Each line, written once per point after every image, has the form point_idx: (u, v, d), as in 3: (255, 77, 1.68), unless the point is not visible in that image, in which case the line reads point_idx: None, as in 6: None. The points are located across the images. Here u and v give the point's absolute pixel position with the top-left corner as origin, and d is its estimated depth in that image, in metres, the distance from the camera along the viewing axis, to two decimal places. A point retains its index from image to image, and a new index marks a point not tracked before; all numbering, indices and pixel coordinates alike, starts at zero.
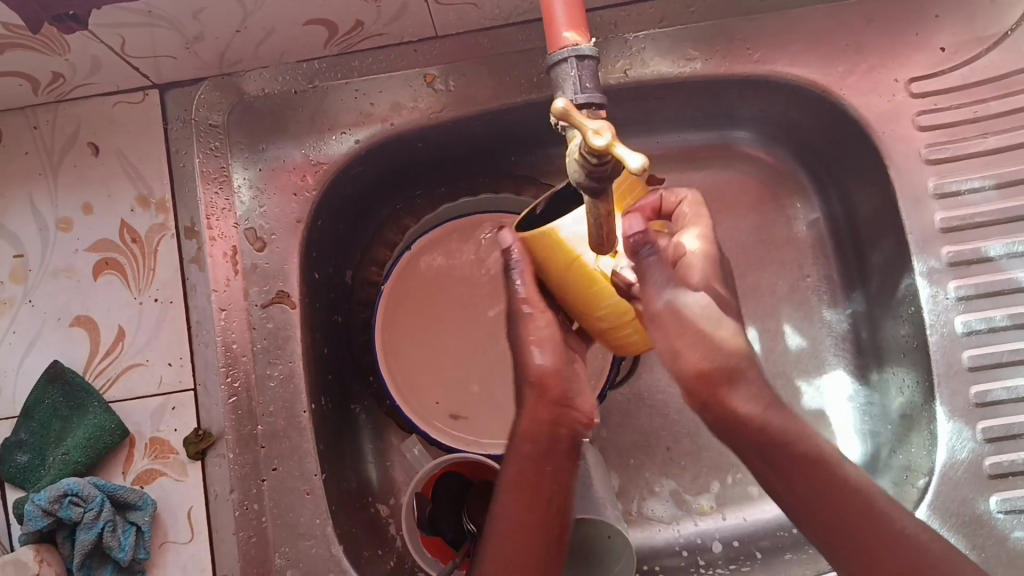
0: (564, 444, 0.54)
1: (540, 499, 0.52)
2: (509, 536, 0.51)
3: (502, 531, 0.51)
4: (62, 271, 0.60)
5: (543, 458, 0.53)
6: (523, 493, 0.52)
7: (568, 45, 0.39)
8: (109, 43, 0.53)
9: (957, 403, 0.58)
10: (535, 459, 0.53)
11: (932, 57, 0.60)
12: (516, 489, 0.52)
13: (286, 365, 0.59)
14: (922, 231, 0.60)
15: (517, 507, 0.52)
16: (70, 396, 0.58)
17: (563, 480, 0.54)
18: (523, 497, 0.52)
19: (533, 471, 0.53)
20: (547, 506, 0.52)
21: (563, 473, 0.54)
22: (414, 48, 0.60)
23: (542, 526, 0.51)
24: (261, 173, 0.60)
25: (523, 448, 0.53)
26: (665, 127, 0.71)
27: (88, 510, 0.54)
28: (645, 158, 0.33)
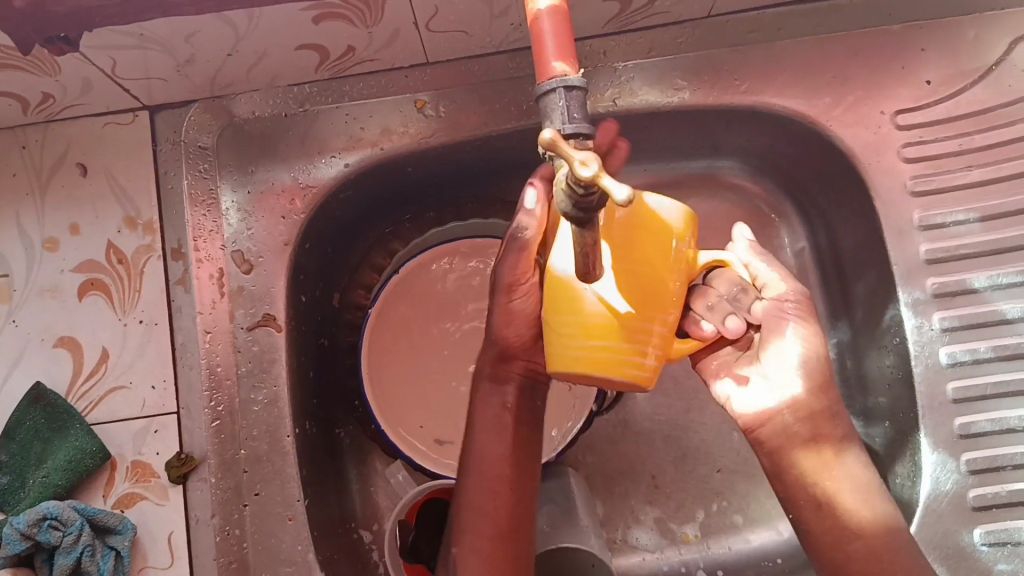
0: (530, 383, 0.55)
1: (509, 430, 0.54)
2: (479, 465, 0.53)
3: (469, 463, 0.54)
4: (47, 291, 0.59)
5: (508, 394, 0.54)
6: (488, 425, 0.54)
7: (557, 75, 0.39)
8: (100, 65, 0.53)
9: (941, 435, 0.58)
10: (495, 393, 0.55)
11: (917, 91, 0.61)
12: (479, 421, 0.54)
13: (271, 389, 0.59)
14: (907, 263, 0.60)
15: (484, 438, 0.54)
16: (52, 418, 0.57)
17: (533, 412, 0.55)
18: (490, 428, 0.54)
19: (499, 407, 0.54)
20: (513, 434, 0.54)
21: (533, 407, 0.55)
22: (405, 74, 0.60)
23: (511, 453, 0.53)
24: (250, 196, 0.60)
25: (484, 386, 0.55)
26: (653, 156, 0.71)
27: (67, 534, 0.54)
28: (630, 190, 0.33)
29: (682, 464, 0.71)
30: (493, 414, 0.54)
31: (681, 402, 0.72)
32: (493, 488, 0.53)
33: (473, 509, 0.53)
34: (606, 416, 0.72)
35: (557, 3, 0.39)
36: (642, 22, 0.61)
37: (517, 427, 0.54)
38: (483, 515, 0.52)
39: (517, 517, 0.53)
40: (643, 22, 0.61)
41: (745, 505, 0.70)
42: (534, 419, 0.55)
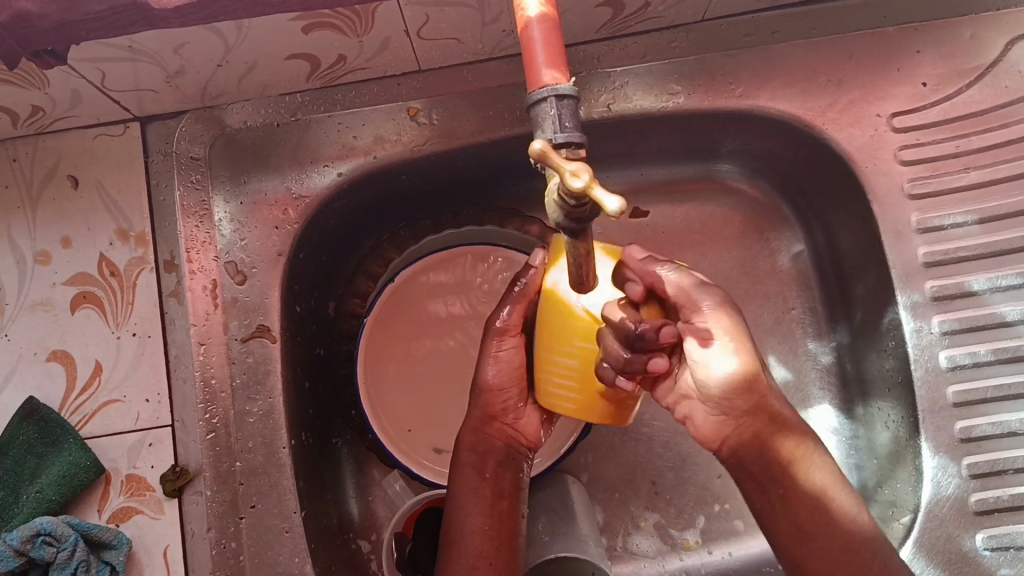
0: (507, 455, 0.55)
1: (490, 504, 0.54)
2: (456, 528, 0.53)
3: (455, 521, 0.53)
4: (38, 305, 0.59)
5: (486, 464, 0.55)
6: (470, 487, 0.54)
7: (549, 84, 0.38)
8: (89, 78, 0.53)
9: (942, 439, 0.58)
10: (474, 467, 0.55)
11: (913, 93, 0.61)
12: (461, 497, 0.54)
13: (266, 400, 0.58)
14: (906, 265, 0.60)
15: (466, 512, 0.53)
16: (45, 432, 0.57)
17: (513, 485, 0.55)
18: (470, 503, 0.53)
19: (477, 479, 0.54)
20: (494, 508, 0.54)
21: (512, 479, 0.55)
22: (399, 82, 0.61)
23: (493, 527, 0.53)
24: (243, 206, 0.60)
25: (462, 457, 0.55)
26: (650, 160, 0.71)
27: (61, 550, 0.53)
28: (622, 201, 0.32)
29: (681, 469, 0.71)
30: (472, 487, 0.54)
31: None
32: (474, 564, 0.52)
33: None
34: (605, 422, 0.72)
35: (546, 10, 0.39)
36: (636, 27, 0.60)
37: (498, 500, 0.54)
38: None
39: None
40: (636, 27, 0.60)
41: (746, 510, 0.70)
42: (513, 492, 0.55)
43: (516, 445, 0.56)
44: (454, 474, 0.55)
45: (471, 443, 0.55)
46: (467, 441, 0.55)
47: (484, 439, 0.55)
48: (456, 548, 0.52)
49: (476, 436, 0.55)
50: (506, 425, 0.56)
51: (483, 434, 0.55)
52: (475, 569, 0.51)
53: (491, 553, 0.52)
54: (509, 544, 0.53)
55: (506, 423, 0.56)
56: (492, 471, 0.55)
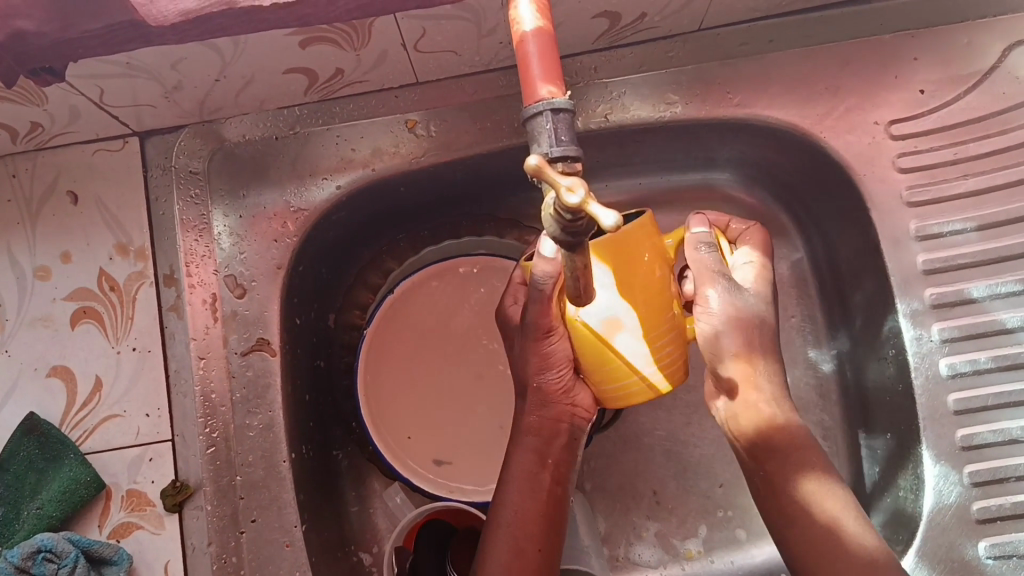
0: (571, 438, 0.56)
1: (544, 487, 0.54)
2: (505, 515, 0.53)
3: (504, 509, 0.54)
4: (39, 320, 0.59)
5: (550, 449, 0.55)
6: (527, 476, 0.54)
7: (544, 98, 0.38)
8: (88, 94, 0.53)
9: (942, 447, 0.57)
10: (538, 450, 0.55)
11: (910, 100, 0.61)
12: (516, 478, 0.54)
13: (266, 414, 0.59)
14: (904, 273, 0.60)
15: (519, 498, 0.54)
16: (45, 448, 0.57)
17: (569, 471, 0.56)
18: (527, 484, 0.54)
19: (538, 463, 0.55)
20: (550, 493, 0.54)
21: (570, 463, 0.56)
22: (396, 94, 0.60)
23: (546, 514, 0.54)
24: (242, 220, 0.60)
25: (526, 440, 0.55)
26: (647, 169, 0.71)
27: (62, 566, 0.53)
28: (617, 216, 0.32)
29: (683, 478, 0.71)
30: (530, 471, 0.55)
31: (679, 416, 0.71)
32: (524, 545, 0.52)
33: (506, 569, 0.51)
34: (606, 432, 0.71)
35: (542, 25, 0.39)
36: (632, 37, 0.60)
37: (554, 486, 0.55)
38: (508, 573, 0.51)
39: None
40: (633, 37, 0.60)
41: (749, 519, 0.70)
42: (567, 478, 0.56)
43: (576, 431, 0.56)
44: (511, 457, 0.56)
45: (535, 426, 0.55)
46: (530, 425, 0.55)
47: (551, 423, 0.55)
48: (504, 527, 0.53)
49: (538, 420, 0.55)
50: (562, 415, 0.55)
51: (547, 418, 0.55)
52: (523, 551, 0.52)
53: (541, 537, 0.53)
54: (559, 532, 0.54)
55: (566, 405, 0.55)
56: (553, 457, 0.55)
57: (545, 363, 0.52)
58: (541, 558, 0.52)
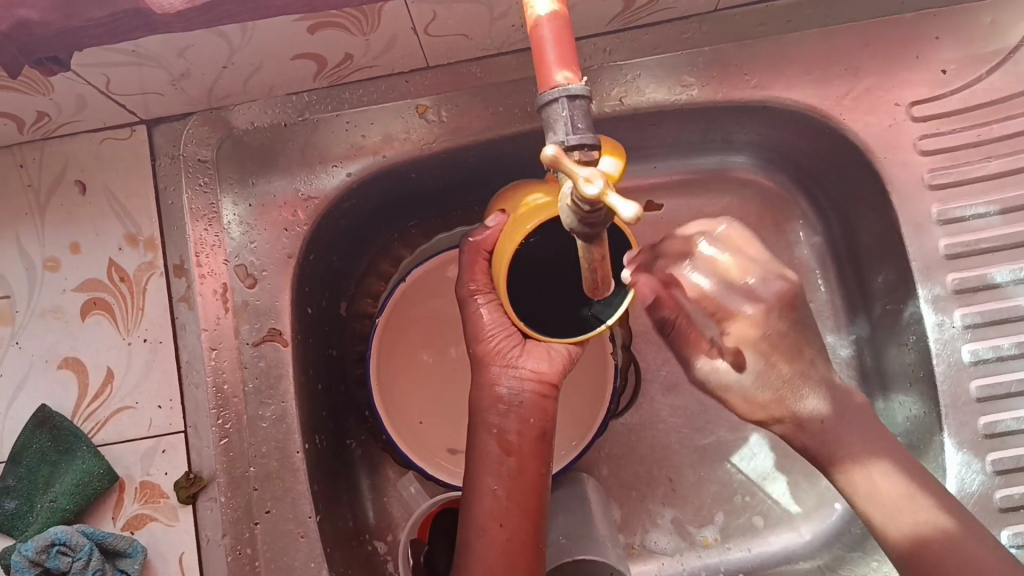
0: (519, 402, 0.52)
1: (498, 463, 0.52)
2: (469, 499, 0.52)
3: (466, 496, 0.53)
4: (49, 312, 0.58)
5: (500, 421, 0.52)
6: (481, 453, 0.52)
7: (560, 85, 0.37)
8: (94, 83, 0.52)
9: (965, 434, 0.56)
10: (486, 423, 0.53)
11: (932, 80, 0.59)
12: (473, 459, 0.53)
13: (279, 405, 0.58)
14: (926, 258, 0.59)
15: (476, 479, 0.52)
16: (58, 440, 0.56)
17: (531, 437, 0.52)
18: (482, 464, 0.52)
19: (492, 438, 0.52)
20: (507, 467, 0.52)
21: (528, 429, 0.52)
22: (406, 79, 0.59)
23: (506, 489, 0.51)
24: (252, 209, 0.59)
25: (478, 417, 0.53)
26: (662, 153, 0.70)
27: (76, 559, 0.53)
28: (638, 207, 0.32)
29: (699, 466, 0.70)
30: (486, 449, 0.52)
31: (696, 404, 0.70)
32: (484, 525, 0.51)
33: (477, 555, 0.51)
34: (621, 419, 0.71)
35: (557, 9, 0.38)
36: (647, 19, 0.59)
37: (513, 457, 0.52)
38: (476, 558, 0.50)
39: (514, 554, 0.50)
40: (648, 19, 0.59)
41: (766, 506, 0.69)
42: (532, 445, 0.52)
43: (534, 395, 0.52)
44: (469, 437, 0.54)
45: (482, 399, 0.53)
46: (477, 400, 0.53)
47: (492, 390, 0.53)
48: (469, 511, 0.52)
49: (482, 394, 0.53)
50: (512, 381, 0.53)
51: (493, 389, 0.53)
52: (486, 531, 0.51)
53: (501, 514, 0.51)
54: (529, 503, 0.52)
55: (506, 369, 0.53)
56: (500, 427, 0.52)
57: (477, 332, 0.54)
58: (506, 536, 0.51)
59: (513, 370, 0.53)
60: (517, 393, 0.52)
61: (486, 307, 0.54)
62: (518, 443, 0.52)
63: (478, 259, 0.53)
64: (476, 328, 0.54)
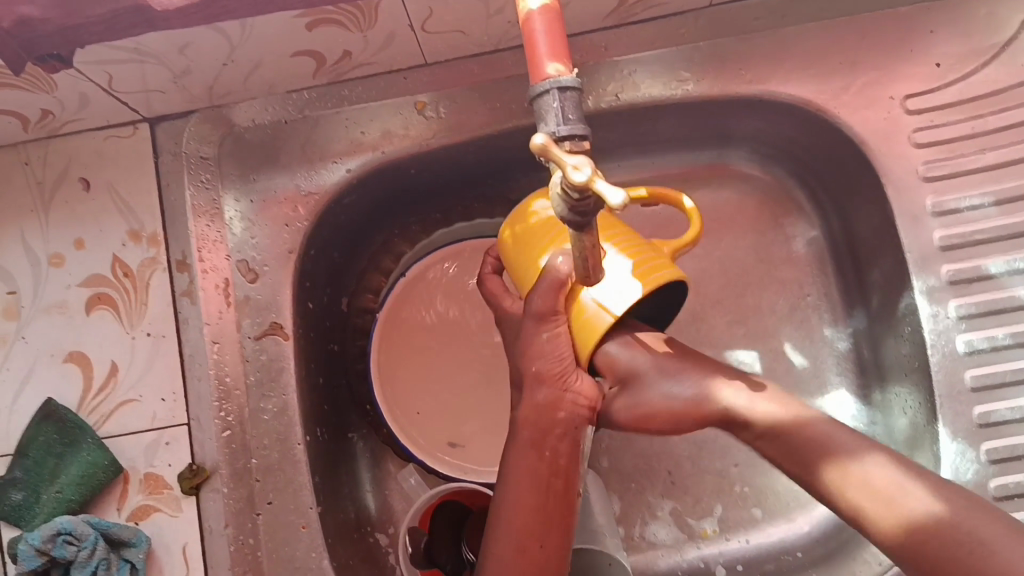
0: (569, 426, 0.51)
1: (542, 482, 0.51)
2: (507, 513, 0.51)
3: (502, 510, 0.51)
4: (54, 306, 0.59)
5: (547, 441, 0.51)
6: (525, 470, 0.51)
7: (551, 77, 0.38)
8: (97, 81, 0.53)
9: (960, 424, 0.57)
10: (535, 441, 0.51)
11: (927, 74, 0.60)
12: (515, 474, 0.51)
13: (281, 398, 0.59)
14: (921, 249, 0.59)
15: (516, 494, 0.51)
16: (63, 433, 0.57)
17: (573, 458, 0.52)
18: (524, 481, 0.51)
19: (536, 456, 0.51)
20: (550, 487, 0.51)
21: (572, 451, 0.51)
22: (404, 76, 0.60)
23: (545, 509, 0.51)
24: (253, 205, 0.60)
25: (523, 434, 0.51)
26: (660, 147, 0.70)
27: (82, 549, 0.54)
28: (625, 194, 0.32)
29: (698, 458, 0.70)
30: (529, 467, 0.51)
31: None
32: (522, 544, 0.50)
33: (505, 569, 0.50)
34: None
35: (549, 2, 0.38)
36: (643, 14, 0.59)
37: (553, 477, 0.51)
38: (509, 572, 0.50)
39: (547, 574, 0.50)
40: (643, 14, 0.59)
41: (764, 498, 0.70)
42: (571, 467, 0.52)
43: (583, 419, 0.51)
44: (510, 449, 0.52)
45: (531, 417, 0.51)
46: (526, 417, 0.51)
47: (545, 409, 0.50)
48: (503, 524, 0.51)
49: (533, 410, 0.51)
50: (565, 404, 0.50)
51: (545, 410, 0.51)
52: (521, 548, 0.50)
53: (541, 534, 0.50)
54: (562, 523, 0.51)
55: (562, 392, 0.50)
56: (550, 447, 0.51)
57: (538, 353, 0.49)
58: (542, 555, 0.50)
59: (570, 396, 0.50)
60: (570, 416, 0.51)
61: (551, 331, 0.49)
62: (563, 464, 0.51)
63: (556, 290, 0.47)
64: (537, 348, 0.49)
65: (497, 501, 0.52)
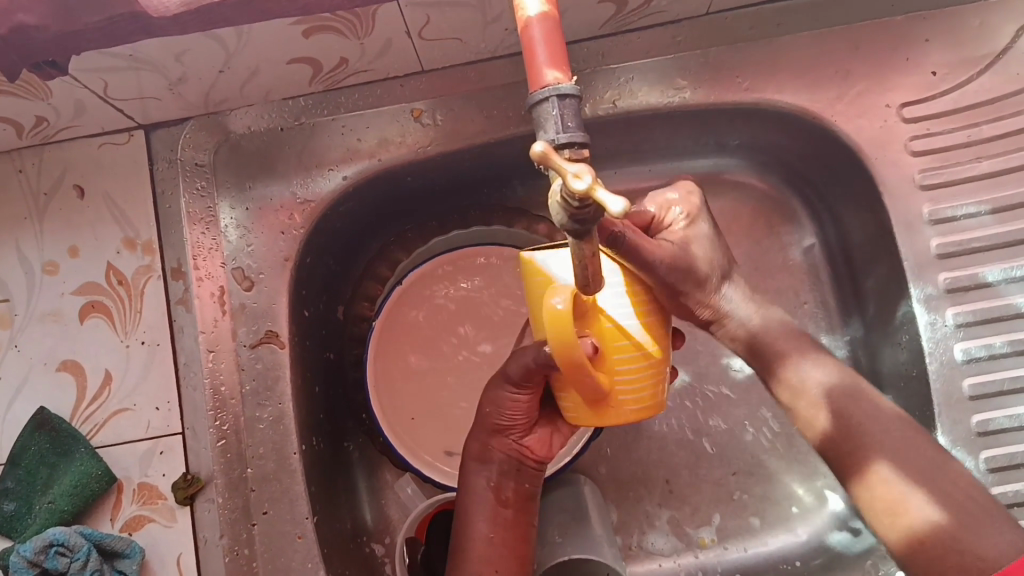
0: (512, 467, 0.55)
1: (497, 516, 0.54)
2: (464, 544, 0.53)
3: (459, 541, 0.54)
4: (48, 315, 0.59)
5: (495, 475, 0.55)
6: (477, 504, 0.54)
7: (551, 84, 0.38)
8: (92, 88, 0.53)
9: (958, 433, 0.57)
10: (484, 477, 0.55)
11: (923, 82, 0.60)
12: (468, 509, 0.54)
13: (276, 406, 0.59)
14: (918, 257, 0.59)
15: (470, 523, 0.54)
16: (56, 442, 0.57)
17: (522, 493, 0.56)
18: (479, 514, 0.54)
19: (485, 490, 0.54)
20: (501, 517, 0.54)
21: (520, 489, 0.55)
22: (401, 83, 0.59)
23: (499, 537, 0.54)
24: (249, 212, 0.60)
25: (473, 468, 0.55)
26: (656, 156, 0.70)
27: (75, 560, 0.53)
28: (625, 202, 0.32)
29: (695, 467, 0.70)
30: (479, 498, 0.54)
31: (692, 405, 0.71)
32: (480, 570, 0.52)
33: None
34: (618, 421, 0.71)
35: (547, 9, 0.39)
36: (640, 22, 0.59)
37: (503, 509, 0.54)
38: None
39: None
40: (640, 22, 0.59)
41: (762, 506, 0.69)
42: (519, 501, 0.55)
43: (528, 461, 0.55)
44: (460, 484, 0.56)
45: (477, 453, 0.55)
46: (471, 450, 0.55)
47: (489, 448, 0.55)
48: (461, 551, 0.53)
49: (479, 448, 0.55)
50: (511, 445, 0.54)
51: (493, 448, 0.54)
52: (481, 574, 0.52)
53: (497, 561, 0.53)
54: (517, 550, 0.54)
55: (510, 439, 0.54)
56: (498, 482, 0.55)
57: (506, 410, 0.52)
58: None
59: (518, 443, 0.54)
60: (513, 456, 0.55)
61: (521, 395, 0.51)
62: (509, 496, 0.55)
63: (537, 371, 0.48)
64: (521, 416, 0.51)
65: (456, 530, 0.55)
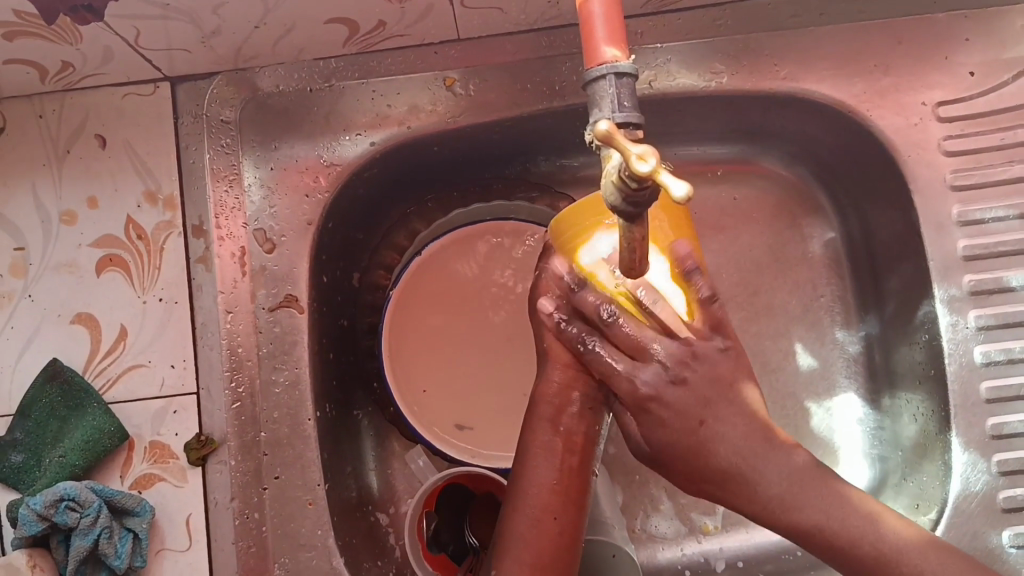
0: (585, 408, 0.51)
1: (560, 459, 0.51)
2: (526, 491, 0.51)
3: (520, 488, 0.51)
4: (63, 265, 0.58)
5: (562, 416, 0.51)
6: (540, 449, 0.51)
7: (607, 61, 0.37)
8: (124, 35, 0.52)
9: (972, 435, 0.57)
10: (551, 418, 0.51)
11: (960, 81, 0.59)
12: (537, 450, 0.51)
13: (292, 371, 0.58)
14: (944, 258, 0.59)
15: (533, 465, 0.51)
16: (68, 395, 0.56)
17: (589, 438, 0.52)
18: (535, 457, 0.51)
19: (552, 432, 0.51)
20: (565, 463, 0.51)
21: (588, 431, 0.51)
22: (435, 50, 0.58)
23: (562, 484, 0.50)
24: (273, 172, 0.59)
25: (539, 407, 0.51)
26: (684, 140, 0.70)
27: (84, 516, 0.52)
28: (689, 187, 0.31)
29: None
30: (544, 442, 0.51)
31: None
32: (538, 518, 0.50)
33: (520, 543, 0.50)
34: None
35: None
36: (681, 3, 0.59)
37: (568, 455, 0.51)
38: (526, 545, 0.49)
39: (562, 549, 0.50)
40: (682, 3, 0.59)
41: None
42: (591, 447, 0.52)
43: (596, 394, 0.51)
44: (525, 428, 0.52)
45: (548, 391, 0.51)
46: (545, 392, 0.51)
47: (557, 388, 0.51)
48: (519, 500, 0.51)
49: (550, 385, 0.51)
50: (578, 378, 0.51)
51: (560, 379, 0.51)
52: (539, 521, 0.50)
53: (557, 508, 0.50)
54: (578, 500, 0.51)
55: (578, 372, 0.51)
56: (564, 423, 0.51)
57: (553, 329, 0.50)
58: (558, 529, 0.50)
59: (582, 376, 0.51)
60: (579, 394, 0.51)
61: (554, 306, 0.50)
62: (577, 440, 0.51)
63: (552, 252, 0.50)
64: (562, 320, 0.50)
65: (517, 475, 0.51)
